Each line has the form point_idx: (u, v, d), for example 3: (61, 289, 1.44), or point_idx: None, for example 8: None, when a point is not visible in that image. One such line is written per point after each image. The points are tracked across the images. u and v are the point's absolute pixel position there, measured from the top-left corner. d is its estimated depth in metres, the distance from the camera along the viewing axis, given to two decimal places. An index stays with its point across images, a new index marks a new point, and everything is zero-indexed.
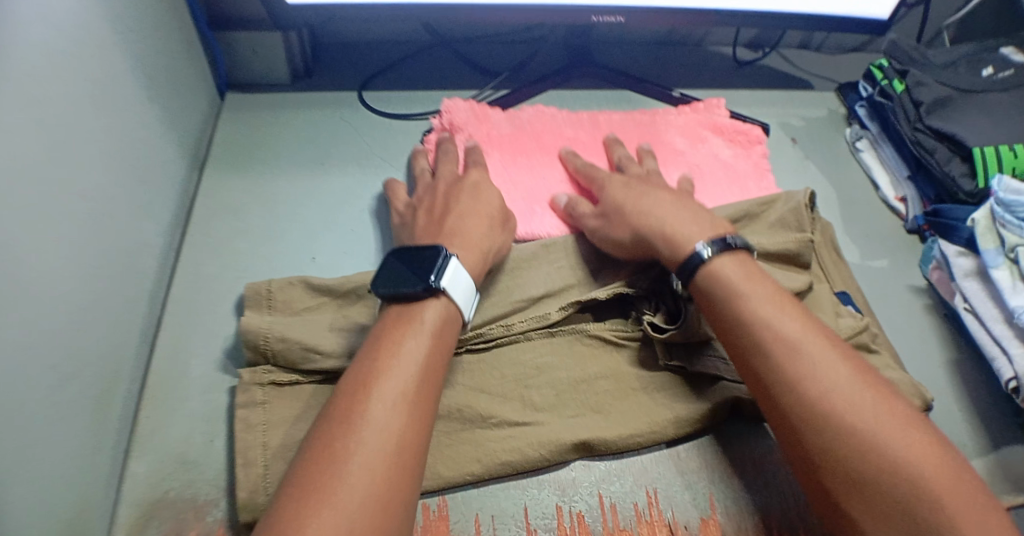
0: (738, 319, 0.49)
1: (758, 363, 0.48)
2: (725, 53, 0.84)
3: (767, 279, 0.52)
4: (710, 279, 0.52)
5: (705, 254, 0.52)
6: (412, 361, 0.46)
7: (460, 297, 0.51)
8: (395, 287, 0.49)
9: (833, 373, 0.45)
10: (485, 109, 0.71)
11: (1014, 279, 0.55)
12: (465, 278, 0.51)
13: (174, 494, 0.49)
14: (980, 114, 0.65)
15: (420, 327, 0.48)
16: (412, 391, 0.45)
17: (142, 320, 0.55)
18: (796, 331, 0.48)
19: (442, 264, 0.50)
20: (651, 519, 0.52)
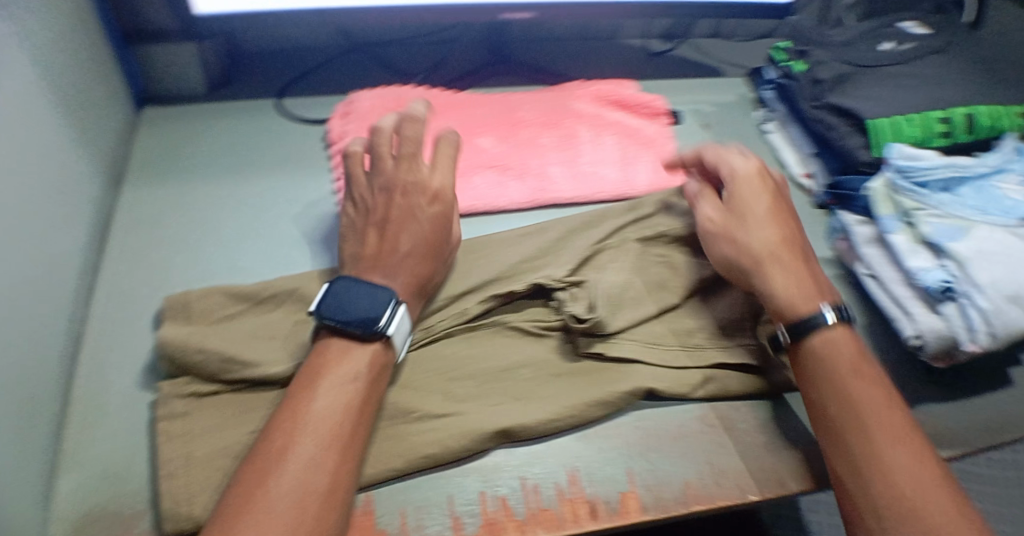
0: (842, 393, 0.51)
1: (852, 439, 0.49)
2: (638, 44, 0.87)
3: (880, 372, 0.53)
4: (825, 355, 0.53)
5: (829, 316, 0.54)
6: (345, 400, 0.48)
7: (399, 341, 0.53)
8: (342, 321, 0.51)
9: (918, 467, 0.47)
10: (392, 93, 0.71)
11: (913, 242, 0.58)
12: (407, 325, 0.54)
13: (101, 509, 0.49)
14: (879, 84, 0.67)
15: (353, 367, 0.50)
16: (344, 428, 0.47)
17: (64, 337, 0.55)
18: (896, 422, 0.49)
19: (391, 309, 0.52)
20: (573, 497, 0.54)
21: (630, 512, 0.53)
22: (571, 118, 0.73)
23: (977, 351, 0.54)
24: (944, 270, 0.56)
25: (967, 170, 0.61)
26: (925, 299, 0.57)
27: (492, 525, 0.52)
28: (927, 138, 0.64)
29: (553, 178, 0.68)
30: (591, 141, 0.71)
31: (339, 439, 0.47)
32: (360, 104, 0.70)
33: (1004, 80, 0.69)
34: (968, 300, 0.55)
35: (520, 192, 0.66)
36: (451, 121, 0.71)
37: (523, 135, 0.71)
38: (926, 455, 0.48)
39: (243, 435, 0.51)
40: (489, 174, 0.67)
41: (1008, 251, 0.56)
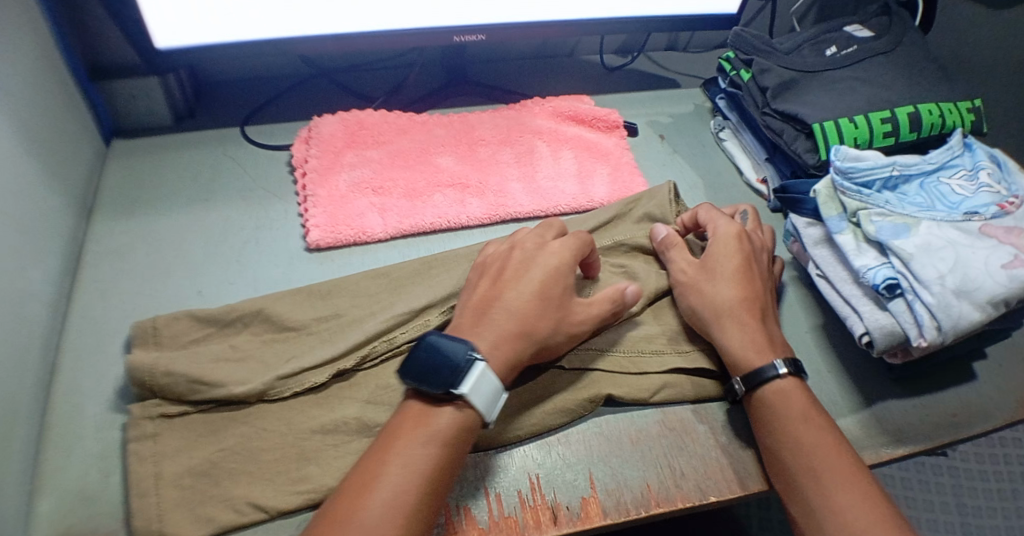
0: (795, 439, 0.53)
1: (806, 485, 0.51)
2: (595, 60, 0.90)
3: (829, 416, 0.55)
4: (776, 400, 0.55)
5: (780, 370, 0.56)
6: (418, 466, 0.46)
7: (481, 403, 0.49)
8: (420, 379, 0.48)
9: (870, 510, 0.49)
10: (355, 119, 0.75)
11: (857, 241, 0.60)
12: (488, 385, 0.49)
13: (76, 530, 0.50)
14: (822, 90, 0.70)
15: (432, 430, 0.48)
16: (410, 497, 0.45)
17: (37, 364, 0.56)
18: (848, 465, 0.51)
19: (468, 368, 0.49)
20: (534, 503, 0.55)
21: (591, 517, 0.54)
22: (530, 134, 0.77)
23: (925, 346, 0.55)
24: (889, 267, 0.58)
25: (911, 168, 0.63)
26: (873, 297, 0.59)
27: (455, 535, 0.52)
28: (870, 139, 0.66)
29: (512, 194, 0.70)
30: (549, 156, 0.75)
31: (401, 509, 0.45)
32: (323, 129, 0.73)
33: (944, 81, 0.72)
34: (915, 295, 0.56)
35: (482, 208, 0.69)
36: (412, 143, 0.74)
37: (483, 154, 0.74)
38: (881, 498, 0.50)
39: (211, 451, 0.53)
40: (449, 192, 0.70)
41: (952, 245, 0.58)
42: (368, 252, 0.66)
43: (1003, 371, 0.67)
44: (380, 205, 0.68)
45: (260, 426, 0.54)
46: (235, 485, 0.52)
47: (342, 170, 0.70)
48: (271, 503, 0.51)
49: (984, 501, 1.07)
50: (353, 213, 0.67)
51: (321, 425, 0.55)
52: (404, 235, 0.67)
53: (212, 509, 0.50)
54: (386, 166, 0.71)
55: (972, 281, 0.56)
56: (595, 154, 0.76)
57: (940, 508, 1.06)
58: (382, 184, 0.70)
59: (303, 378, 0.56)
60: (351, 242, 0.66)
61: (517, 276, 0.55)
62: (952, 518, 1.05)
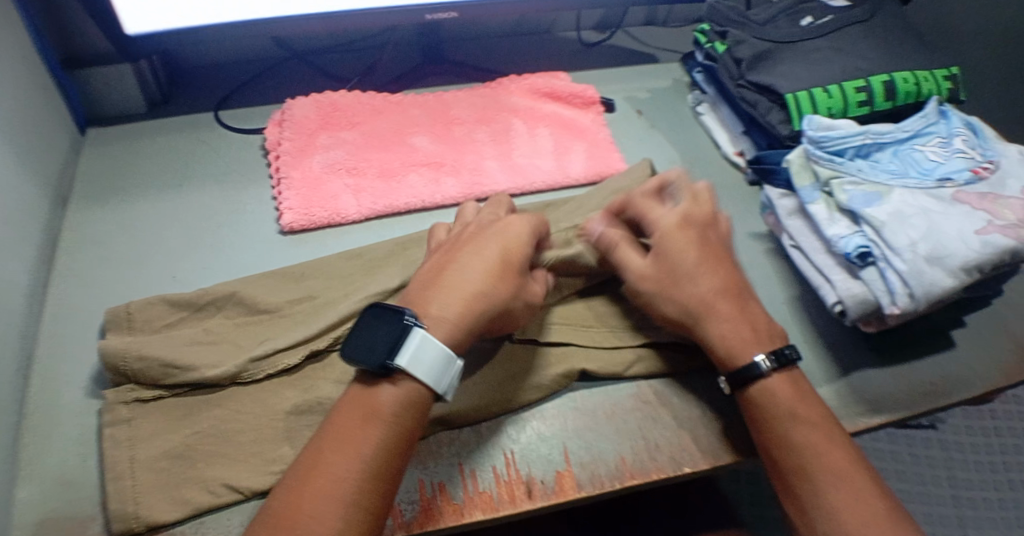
0: (784, 439, 0.52)
1: (800, 484, 0.51)
2: (573, 37, 0.90)
3: (819, 404, 0.54)
4: (762, 395, 0.54)
5: (764, 366, 0.54)
6: (361, 453, 0.46)
7: (425, 374, 0.48)
8: (358, 357, 0.48)
9: (865, 506, 0.49)
10: (329, 102, 0.74)
11: (830, 210, 0.60)
12: (431, 353, 0.49)
13: (54, 514, 0.51)
14: (796, 60, 0.69)
15: (375, 414, 0.48)
16: (357, 483, 0.45)
17: (16, 352, 0.57)
18: (841, 460, 0.51)
19: (403, 340, 0.48)
20: (509, 478, 0.55)
21: (565, 491, 0.54)
22: (506, 113, 0.76)
23: (898, 313, 0.55)
24: (861, 236, 0.57)
25: (884, 136, 0.63)
26: (846, 266, 0.59)
27: (430, 510, 0.53)
28: (845, 108, 0.66)
29: (488, 172, 0.70)
30: (524, 133, 0.74)
31: (349, 496, 0.45)
32: (296, 112, 0.73)
33: (920, 48, 0.72)
34: (887, 264, 0.56)
35: (457, 187, 0.69)
36: (387, 124, 0.74)
37: (457, 133, 0.74)
38: (875, 491, 0.50)
39: (187, 434, 0.53)
40: (424, 172, 0.70)
41: (925, 213, 0.57)
42: (343, 233, 0.66)
43: (982, 339, 0.67)
44: (354, 186, 0.68)
45: (235, 408, 0.55)
46: (210, 467, 0.52)
47: (316, 152, 0.70)
48: (247, 483, 0.51)
49: (975, 472, 1.08)
50: (327, 195, 0.67)
51: (295, 406, 0.55)
52: (380, 216, 0.68)
53: (188, 490, 0.51)
54: (361, 147, 0.71)
55: (944, 247, 0.55)
56: (571, 131, 0.75)
57: (931, 480, 1.07)
58: (357, 165, 0.70)
59: (277, 359, 0.56)
60: (325, 224, 0.66)
61: (473, 247, 0.54)
62: (944, 490, 1.06)
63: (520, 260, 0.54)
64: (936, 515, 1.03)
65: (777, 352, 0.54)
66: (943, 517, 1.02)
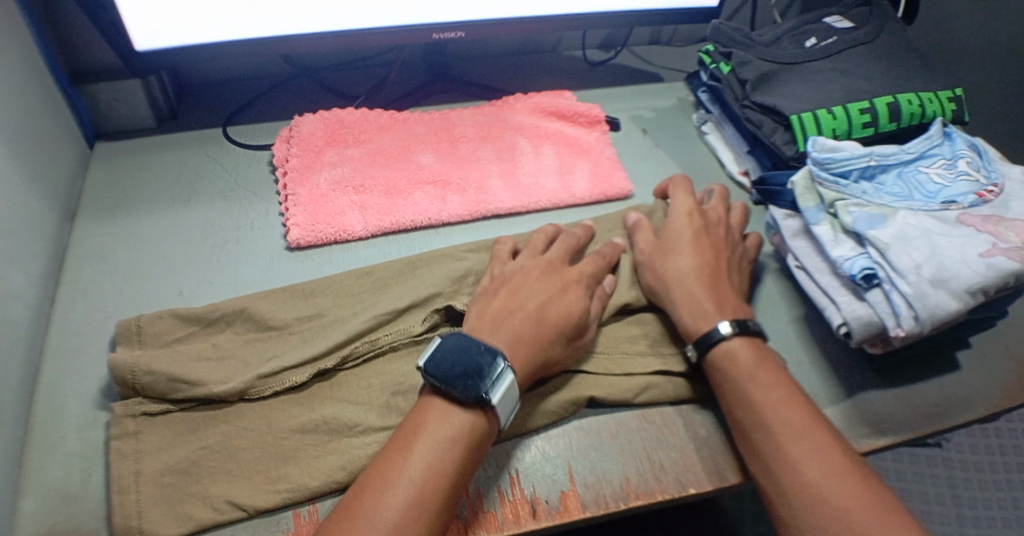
0: (746, 398, 0.54)
1: (762, 440, 0.52)
2: (577, 56, 0.90)
3: (780, 367, 0.56)
4: (724, 357, 0.56)
5: (725, 331, 0.56)
6: (445, 466, 0.48)
7: (503, 410, 0.51)
8: (452, 383, 0.50)
9: (824, 457, 0.49)
10: (335, 119, 0.75)
11: (834, 231, 0.60)
12: (514, 393, 0.52)
13: (57, 529, 0.51)
14: (800, 82, 0.70)
15: (460, 433, 0.49)
16: (437, 498, 0.47)
17: (21, 365, 0.57)
18: (801, 417, 0.52)
19: (498, 377, 0.50)
20: (513, 498, 0.54)
21: (569, 510, 0.54)
22: (512, 130, 0.77)
23: (903, 336, 0.55)
24: (866, 258, 0.57)
25: (888, 158, 0.63)
26: (850, 287, 0.59)
27: None
28: (850, 129, 0.67)
29: (493, 189, 0.71)
30: (529, 151, 0.75)
31: (430, 509, 0.46)
32: (303, 129, 0.74)
33: (923, 69, 0.72)
34: (892, 286, 0.56)
35: (463, 204, 0.69)
36: (393, 141, 0.74)
37: (463, 151, 0.74)
38: (838, 444, 0.50)
39: (192, 450, 0.53)
40: (430, 189, 0.70)
41: (928, 235, 0.58)
42: (348, 250, 0.67)
43: (986, 361, 0.66)
44: (360, 203, 0.69)
45: (240, 424, 0.55)
46: (214, 483, 0.52)
47: (322, 169, 0.71)
48: (249, 501, 0.51)
49: (980, 491, 1.07)
50: (334, 211, 0.68)
51: (300, 425, 0.55)
52: (386, 233, 0.68)
53: (191, 506, 0.51)
54: (367, 164, 0.72)
55: (948, 270, 0.55)
56: (577, 149, 0.76)
57: (936, 500, 1.06)
58: (362, 182, 0.70)
59: (283, 376, 0.57)
60: (331, 240, 0.67)
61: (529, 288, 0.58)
62: (949, 510, 1.05)
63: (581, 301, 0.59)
64: None
65: (738, 321, 0.57)
66: None
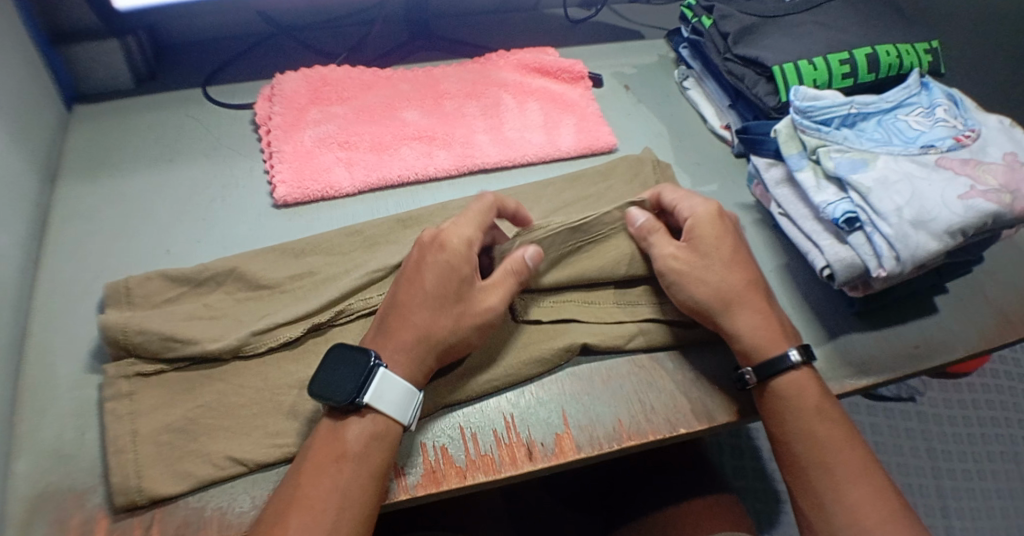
0: (810, 433, 0.54)
1: (822, 481, 0.53)
2: (560, 14, 0.90)
3: (831, 396, 0.57)
4: (791, 387, 0.56)
5: (795, 358, 0.56)
6: (337, 483, 0.47)
7: (391, 409, 0.50)
8: (324, 394, 0.49)
9: (882, 502, 0.52)
10: (318, 78, 0.74)
11: (816, 178, 0.62)
12: (395, 390, 0.50)
13: (54, 486, 0.51)
14: (780, 34, 0.71)
15: (346, 447, 0.48)
16: (336, 513, 0.46)
17: (9, 325, 0.56)
18: (860, 458, 0.54)
19: (369, 379, 0.49)
20: (509, 441, 0.56)
21: (564, 452, 0.55)
22: (496, 87, 0.77)
23: (884, 276, 0.57)
24: (848, 202, 0.59)
25: (869, 106, 0.65)
26: (834, 232, 0.60)
27: (434, 474, 0.54)
28: (830, 79, 0.68)
29: (479, 145, 0.71)
30: (515, 107, 0.75)
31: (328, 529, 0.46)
32: (286, 87, 0.73)
33: (900, 22, 0.74)
34: (874, 228, 0.58)
35: (451, 159, 0.69)
36: (377, 98, 0.74)
37: (448, 107, 0.74)
38: (889, 488, 0.53)
39: (189, 409, 0.53)
40: (416, 145, 0.70)
41: (909, 179, 0.59)
42: (337, 206, 0.67)
43: (961, 304, 0.69)
44: (346, 159, 0.68)
45: (236, 382, 0.55)
46: (213, 441, 0.52)
47: (307, 127, 0.70)
48: (249, 456, 0.52)
49: (953, 444, 1.11)
50: (320, 168, 0.67)
51: (297, 380, 0.55)
52: (373, 189, 0.68)
53: (191, 464, 0.51)
54: (351, 121, 0.71)
55: (929, 212, 0.57)
56: (562, 104, 0.76)
57: (911, 451, 1.10)
58: (348, 139, 0.70)
59: (277, 333, 0.57)
60: (319, 197, 0.66)
61: (414, 281, 0.53)
62: (923, 462, 1.09)
63: (452, 294, 0.52)
64: (916, 486, 1.06)
65: (804, 348, 0.56)
66: (923, 487, 1.06)
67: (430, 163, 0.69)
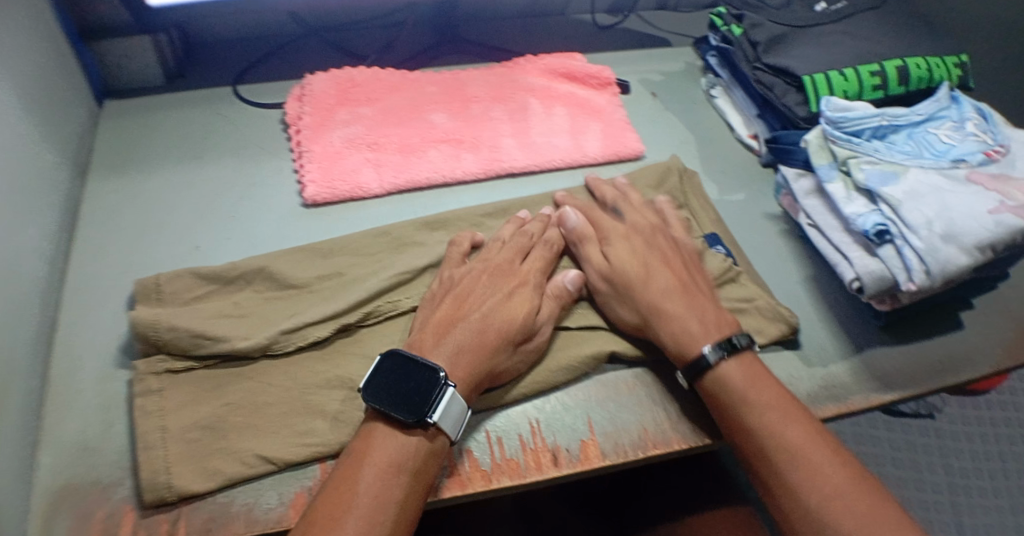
0: (742, 422, 0.52)
1: (765, 469, 0.51)
2: (587, 19, 0.90)
3: (772, 382, 0.54)
4: (717, 383, 0.54)
5: (711, 357, 0.54)
6: (375, 488, 0.47)
7: (452, 427, 0.50)
8: (390, 406, 0.49)
9: (824, 482, 0.49)
10: (346, 79, 0.75)
11: (847, 190, 0.62)
12: (458, 406, 0.51)
13: (80, 479, 0.51)
14: (811, 44, 0.71)
15: (386, 454, 0.48)
16: (388, 529, 0.46)
17: (38, 318, 0.56)
18: (798, 437, 0.51)
19: (440, 396, 0.50)
20: (535, 446, 0.56)
21: (590, 459, 0.55)
22: (524, 92, 0.77)
23: (914, 289, 0.57)
24: (879, 214, 0.59)
25: (900, 119, 0.65)
26: (862, 244, 0.60)
27: (458, 476, 0.53)
28: (860, 91, 0.68)
29: (506, 149, 0.71)
30: (542, 112, 0.75)
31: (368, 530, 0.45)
32: (315, 88, 0.73)
33: (932, 36, 0.73)
34: (904, 241, 0.58)
35: (478, 162, 0.69)
36: (405, 100, 0.74)
37: (475, 111, 0.74)
38: (839, 466, 0.50)
39: (217, 406, 0.53)
40: (444, 148, 0.70)
41: (938, 192, 0.59)
42: (364, 208, 0.67)
43: (989, 321, 0.68)
44: (374, 160, 0.68)
45: (265, 381, 0.55)
46: (240, 438, 0.52)
47: (335, 128, 0.70)
48: (279, 454, 0.52)
49: (970, 461, 1.10)
50: (348, 169, 0.67)
51: (325, 380, 0.55)
52: (401, 192, 0.68)
53: (219, 460, 0.51)
54: (380, 123, 0.71)
55: (958, 226, 0.57)
56: (590, 109, 0.76)
57: (927, 467, 1.09)
58: (376, 141, 0.70)
59: (306, 332, 0.57)
60: (346, 198, 0.67)
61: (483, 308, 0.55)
62: (939, 477, 1.08)
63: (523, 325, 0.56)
64: (931, 502, 1.05)
65: (726, 342, 0.55)
66: (938, 504, 1.05)
67: (459, 166, 0.69)
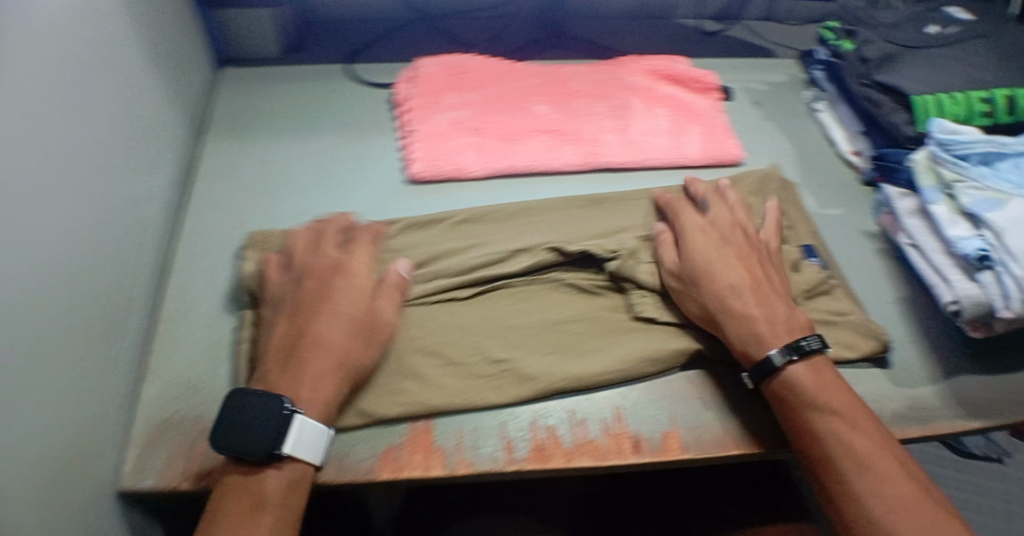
0: (808, 426, 0.51)
1: (830, 475, 0.50)
2: (690, 25, 0.92)
3: (844, 388, 0.53)
4: (788, 385, 0.53)
5: (778, 359, 0.53)
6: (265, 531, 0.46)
7: (312, 455, 0.49)
8: (240, 449, 0.48)
9: (895, 491, 0.48)
10: (457, 65, 0.77)
11: (952, 213, 0.61)
12: (314, 434, 0.49)
13: (181, 414, 0.53)
14: (923, 66, 0.71)
15: (261, 497, 0.47)
16: None
17: (152, 260, 0.59)
18: (866, 446, 0.50)
19: (287, 427, 0.48)
20: (617, 432, 0.55)
21: (671, 450, 0.54)
22: (626, 90, 0.78)
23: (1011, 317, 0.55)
24: (981, 240, 0.58)
25: (1010, 146, 0.63)
26: (964, 268, 0.59)
27: (540, 450, 0.53)
28: (969, 115, 0.67)
29: (606, 143, 0.72)
30: (644, 111, 0.76)
31: None
32: (426, 71, 0.76)
33: None
34: (1004, 269, 0.56)
35: (580, 153, 0.70)
36: (511, 88, 0.76)
37: (578, 104, 0.75)
38: (907, 477, 0.49)
39: None
40: (545, 138, 0.72)
41: None
42: (467, 188, 0.68)
43: None
44: (477, 144, 0.70)
45: None
46: None
47: (442, 109, 0.72)
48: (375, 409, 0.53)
49: None
50: (451, 149, 0.69)
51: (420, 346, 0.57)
52: (503, 175, 0.69)
53: None
54: (485, 108, 0.73)
55: None
56: (693, 112, 0.77)
57: (990, 512, 1.06)
58: (481, 125, 0.71)
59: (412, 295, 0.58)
60: (449, 177, 0.68)
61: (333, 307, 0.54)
62: (1000, 524, 1.05)
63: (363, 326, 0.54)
64: None
65: (793, 344, 0.54)
66: None
67: (562, 155, 0.70)
